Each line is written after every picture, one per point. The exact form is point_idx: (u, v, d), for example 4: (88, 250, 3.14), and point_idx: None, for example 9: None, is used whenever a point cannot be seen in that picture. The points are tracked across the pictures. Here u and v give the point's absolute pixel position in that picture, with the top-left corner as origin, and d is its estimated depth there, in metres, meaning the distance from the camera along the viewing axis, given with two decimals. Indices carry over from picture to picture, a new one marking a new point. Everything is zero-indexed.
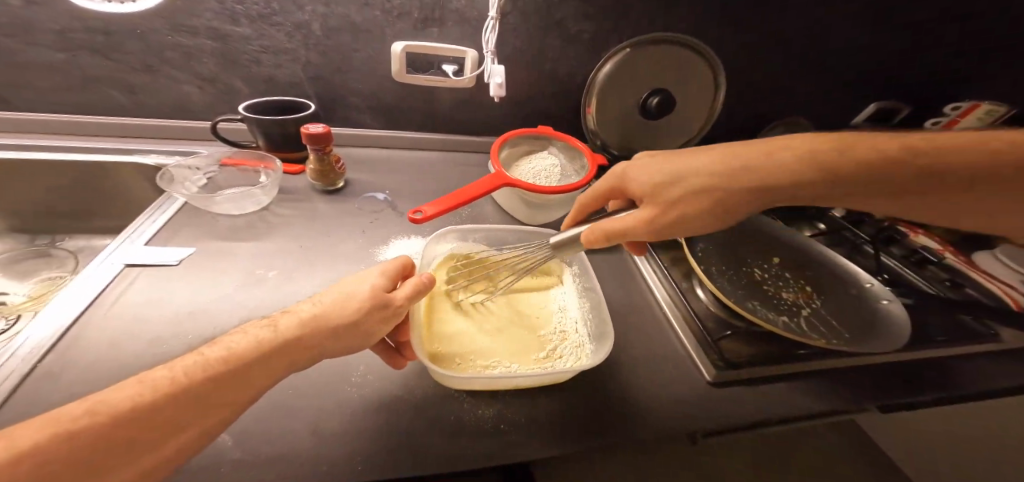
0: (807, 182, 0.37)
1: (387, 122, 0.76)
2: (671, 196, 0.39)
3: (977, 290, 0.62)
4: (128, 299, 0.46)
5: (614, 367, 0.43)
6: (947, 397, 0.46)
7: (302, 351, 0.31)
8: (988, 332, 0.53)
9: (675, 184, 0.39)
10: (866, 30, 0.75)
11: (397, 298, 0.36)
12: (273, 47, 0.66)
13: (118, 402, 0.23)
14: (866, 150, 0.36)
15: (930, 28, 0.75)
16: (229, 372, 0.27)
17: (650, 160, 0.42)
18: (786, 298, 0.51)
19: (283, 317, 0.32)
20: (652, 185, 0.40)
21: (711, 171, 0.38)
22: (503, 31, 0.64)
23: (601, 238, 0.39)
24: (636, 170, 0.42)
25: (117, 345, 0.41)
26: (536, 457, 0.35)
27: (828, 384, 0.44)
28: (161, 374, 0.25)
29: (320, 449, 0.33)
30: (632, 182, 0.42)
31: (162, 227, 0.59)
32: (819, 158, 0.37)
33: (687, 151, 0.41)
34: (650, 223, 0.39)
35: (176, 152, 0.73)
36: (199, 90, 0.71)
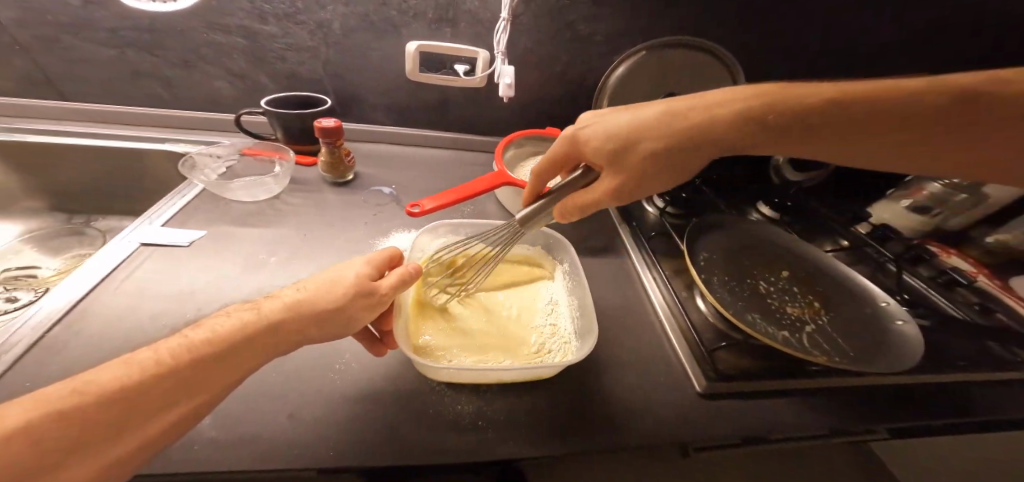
0: (764, 130, 0.35)
1: (400, 119, 0.78)
2: (631, 161, 0.37)
3: (1008, 314, 0.59)
4: (136, 277, 0.48)
5: (601, 371, 0.42)
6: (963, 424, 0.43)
7: (287, 337, 0.31)
8: (1014, 360, 0.49)
9: (632, 146, 0.37)
10: (896, 39, 0.72)
11: (382, 286, 0.36)
12: (295, 45, 0.68)
13: (105, 382, 0.23)
14: (820, 94, 0.34)
15: (966, 37, 0.71)
16: (216, 355, 0.27)
17: (601, 120, 0.40)
18: (790, 312, 0.48)
19: (267, 301, 0.32)
20: (611, 150, 0.38)
21: (667, 129, 0.36)
22: (515, 33, 0.65)
23: (573, 211, 0.41)
24: (591, 132, 0.40)
25: (121, 320, 0.42)
26: (511, 457, 0.33)
27: (835, 406, 0.41)
28: (146, 355, 0.25)
29: (295, 432, 0.33)
30: (585, 147, 0.40)
31: (180, 210, 0.61)
32: (766, 106, 0.34)
33: (641, 106, 0.38)
34: (610, 190, 0.39)
35: (201, 142, 0.76)
36: (227, 84, 0.75)
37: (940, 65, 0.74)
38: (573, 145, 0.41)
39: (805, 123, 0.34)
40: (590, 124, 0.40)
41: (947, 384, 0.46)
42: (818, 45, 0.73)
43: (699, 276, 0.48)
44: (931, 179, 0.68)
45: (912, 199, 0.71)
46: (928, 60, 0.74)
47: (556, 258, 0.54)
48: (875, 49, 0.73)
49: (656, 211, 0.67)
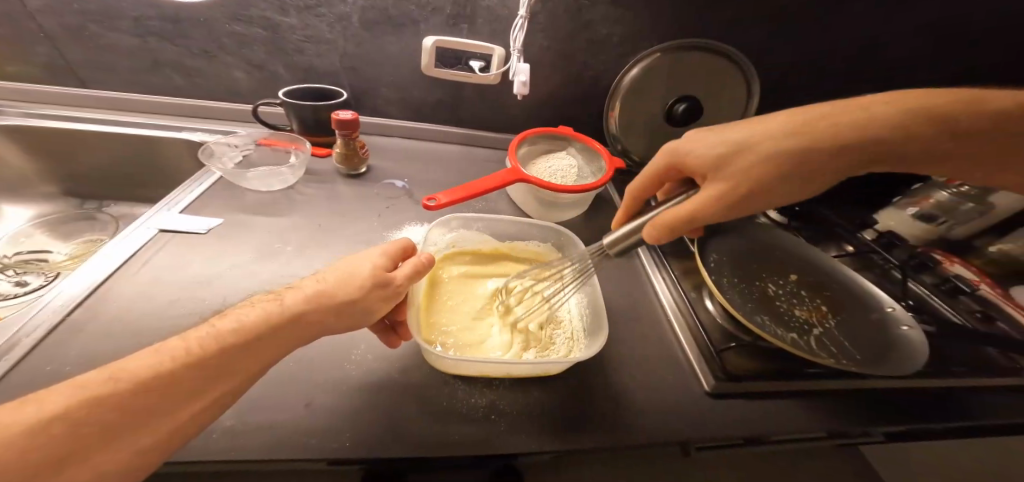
0: (811, 160, 0.36)
1: (414, 113, 0.79)
2: (732, 172, 0.37)
3: (1008, 324, 0.58)
4: (155, 263, 0.49)
5: (609, 371, 0.42)
6: (962, 427, 0.43)
7: (310, 327, 0.32)
8: (1013, 366, 0.49)
9: (742, 155, 0.37)
10: (915, 45, 0.71)
11: (396, 277, 0.37)
12: (315, 38, 0.69)
13: (137, 370, 0.25)
14: (839, 129, 0.35)
15: (983, 44, 0.71)
16: (242, 344, 0.28)
17: (703, 137, 0.40)
18: (798, 315, 0.49)
19: (289, 292, 0.33)
20: (717, 156, 0.38)
21: (781, 141, 0.36)
22: (532, 31, 0.65)
23: (665, 231, 0.39)
24: (691, 145, 0.40)
25: (140, 304, 0.43)
26: (521, 451, 0.34)
27: (843, 409, 0.41)
28: (175, 344, 0.27)
29: (312, 419, 0.34)
30: (687, 157, 0.40)
31: (197, 198, 0.63)
32: (800, 139, 0.36)
33: (743, 123, 0.39)
34: (719, 202, 0.38)
35: (217, 131, 0.78)
36: (245, 75, 0.76)
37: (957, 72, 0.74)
38: (672, 157, 0.42)
39: (841, 153, 0.36)
40: (689, 140, 0.41)
41: (951, 390, 0.46)
42: (838, 49, 0.72)
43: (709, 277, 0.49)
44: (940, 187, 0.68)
45: (918, 207, 0.70)
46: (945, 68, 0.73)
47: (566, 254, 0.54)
48: (892, 55, 0.73)
49: None
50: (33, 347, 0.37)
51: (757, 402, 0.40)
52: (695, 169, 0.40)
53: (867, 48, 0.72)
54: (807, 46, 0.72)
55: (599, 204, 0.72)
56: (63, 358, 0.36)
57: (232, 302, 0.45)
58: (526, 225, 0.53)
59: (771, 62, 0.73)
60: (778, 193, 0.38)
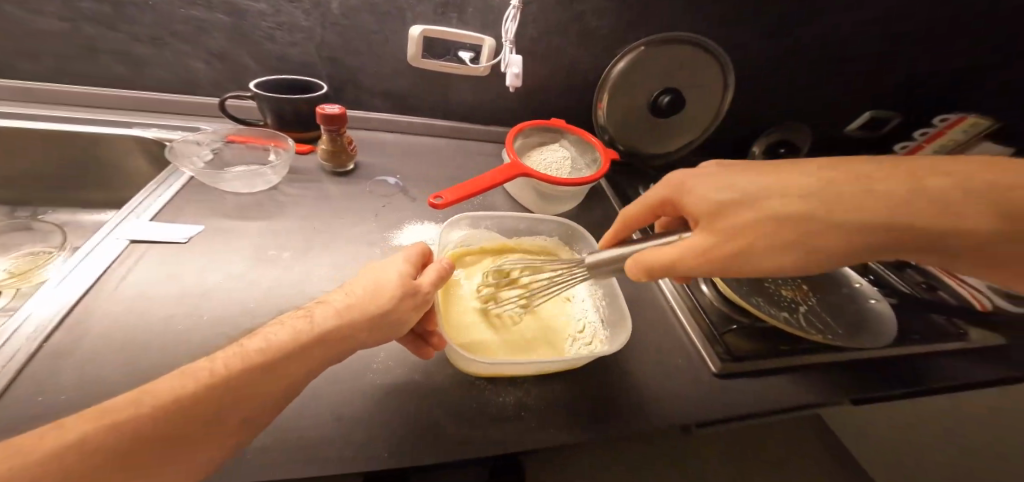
0: (827, 226, 0.30)
1: (399, 106, 0.76)
2: (730, 224, 0.33)
3: (948, 292, 0.66)
4: (134, 278, 0.45)
5: (623, 363, 0.45)
6: (920, 391, 0.50)
7: (338, 343, 0.31)
8: (955, 332, 0.57)
9: (745, 207, 0.33)
10: (868, 39, 0.78)
11: (423, 285, 0.36)
12: (288, 25, 0.65)
13: (162, 392, 0.24)
14: (872, 198, 0.30)
15: (921, 38, 0.79)
16: (265, 364, 0.27)
17: (714, 175, 0.36)
18: (785, 295, 0.54)
19: (317, 307, 0.32)
20: (717, 203, 0.34)
21: (795, 195, 0.32)
22: (522, 22, 0.65)
23: (645, 271, 0.35)
24: (696, 181, 0.37)
25: (128, 324, 0.40)
26: (553, 444, 0.36)
27: (822, 379, 0.47)
28: (201, 366, 0.26)
29: (344, 434, 0.34)
30: (689, 196, 0.37)
31: (168, 203, 0.57)
32: (834, 197, 0.31)
33: (762, 169, 0.34)
34: (707, 252, 0.33)
35: (178, 127, 0.71)
36: (206, 64, 0.69)
37: (899, 63, 0.83)
38: (672, 190, 0.39)
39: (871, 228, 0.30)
40: (688, 178, 0.38)
41: (907, 357, 0.53)
42: (804, 42, 0.77)
43: None
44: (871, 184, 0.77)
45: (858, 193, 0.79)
46: (890, 60, 0.82)
47: (573, 247, 0.56)
48: (850, 48, 0.79)
49: None
50: (12, 380, 0.33)
51: (748, 379, 0.45)
52: (687, 205, 0.37)
53: (828, 42, 0.78)
54: (778, 39, 0.76)
55: (592, 195, 0.74)
56: (56, 387, 0.33)
57: (234, 314, 0.43)
58: (533, 221, 0.56)
59: (746, 54, 0.77)
60: (780, 259, 0.32)
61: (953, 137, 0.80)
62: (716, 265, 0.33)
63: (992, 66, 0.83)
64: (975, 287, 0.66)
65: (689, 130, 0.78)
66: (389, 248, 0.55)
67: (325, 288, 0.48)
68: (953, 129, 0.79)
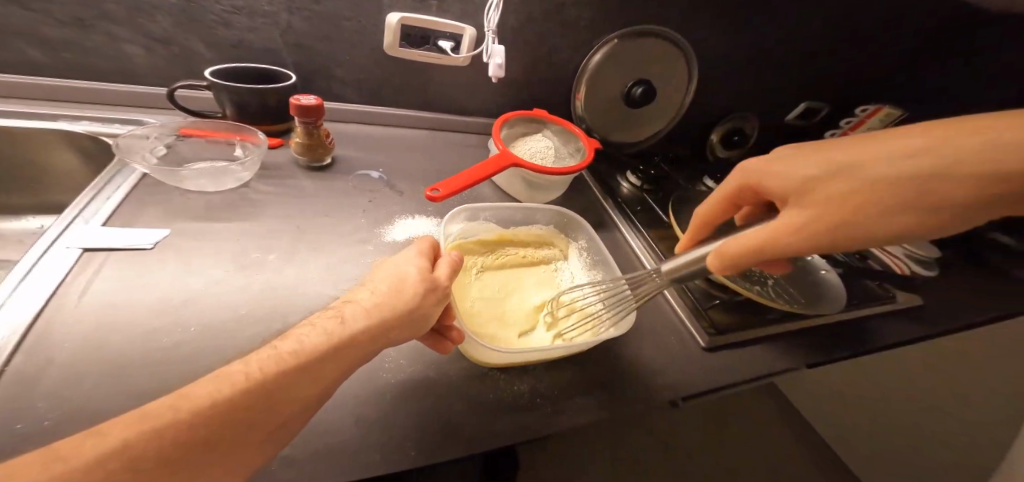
0: (928, 182, 0.30)
1: (374, 97, 0.73)
2: (815, 201, 0.34)
3: (877, 261, 0.76)
4: (99, 287, 0.41)
5: (619, 351, 0.50)
6: (864, 351, 0.58)
7: (368, 344, 0.31)
8: (886, 295, 0.67)
9: (828, 181, 0.33)
10: (814, 39, 0.86)
11: (440, 279, 0.37)
12: (247, 8, 0.59)
13: (199, 397, 0.23)
14: (973, 145, 0.29)
15: (860, 40, 0.88)
16: (302, 366, 0.27)
17: (777, 160, 0.38)
18: (754, 270, 0.62)
19: (347, 307, 0.32)
20: (796, 185, 0.35)
21: (890, 156, 0.32)
22: (504, 12, 0.65)
23: (730, 261, 0.35)
24: (771, 168, 0.38)
25: (106, 340, 0.37)
26: (566, 426, 0.41)
27: (779, 346, 0.55)
28: (236, 369, 0.25)
29: (369, 437, 0.35)
30: (767, 180, 0.38)
31: (120, 205, 0.52)
32: (934, 151, 0.30)
33: (838, 143, 0.35)
34: (794, 231, 0.34)
35: (115, 120, 0.62)
36: (146, 51, 0.61)
37: (840, 64, 0.92)
38: (749, 176, 0.41)
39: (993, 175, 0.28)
40: (761, 166, 0.40)
41: (851, 321, 0.62)
42: (762, 41, 0.83)
43: None
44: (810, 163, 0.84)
45: None
46: (833, 60, 0.91)
47: (568, 234, 0.62)
48: (800, 48, 0.87)
49: (631, 187, 0.78)
50: None
51: (723, 354, 0.52)
52: (769, 186, 0.38)
53: (782, 42, 0.85)
54: (740, 38, 0.81)
55: (575, 185, 0.78)
56: (33, 411, 0.30)
57: (228, 319, 0.41)
58: (528, 211, 0.59)
59: (711, 51, 0.82)
60: (889, 224, 0.32)
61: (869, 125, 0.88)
62: (836, 239, 0.33)
63: (909, 68, 0.95)
64: (893, 254, 0.76)
65: (658, 119, 0.83)
66: (382, 244, 0.57)
67: (322, 288, 0.49)
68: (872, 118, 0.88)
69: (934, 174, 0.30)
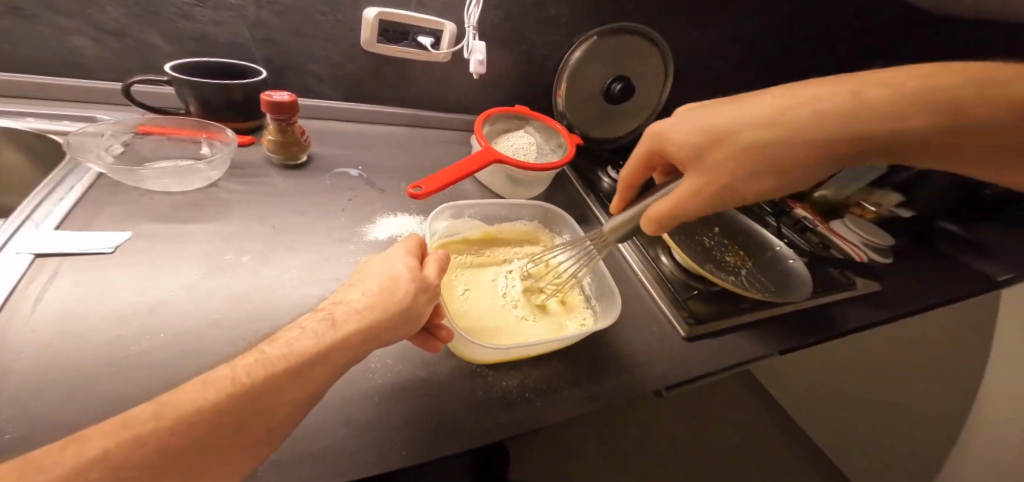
0: (795, 144, 0.34)
1: (351, 93, 0.71)
2: (708, 165, 0.37)
3: (840, 250, 0.80)
4: (56, 295, 0.40)
5: (604, 343, 0.51)
6: (831, 335, 0.62)
7: (359, 346, 0.30)
8: (848, 282, 0.71)
9: (720, 144, 0.37)
10: (782, 40, 0.90)
11: (430, 278, 0.37)
12: (211, 0, 0.55)
13: (183, 403, 0.22)
14: (819, 109, 0.34)
15: (824, 41, 0.92)
16: (292, 369, 0.26)
17: (686, 119, 0.40)
18: (729, 261, 0.65)
19: (338, 309, 0.32)
20: (696, 148, 0.38)
21: (765, 119, 0.35)
22: (484, 8, 0.64)
23: (652, 224, 0.41)
24: (674, 131, 0.40)
25: (67, 350, 0.36)
26: (556, 418, 0.41)
27: (754, 331, 0.58)
28: (222, 374, 0.24)
29: (357, 438, 0.34)
30: (669, 143, 0.40)
31: (74, 206, 0.49)
32: (794, 114, 0.34)
33: (735, 102, 0.38)
34: (695, 193, 0.38)
35: (65, 117, 0.58)
36: (97, 43, 0.56)
37: (806, 63, 0.96)
38: (654, 141, 0.42)
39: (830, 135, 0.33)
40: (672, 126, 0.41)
41: (818, 307, 0.65)
42: (734, 41, 0.86)
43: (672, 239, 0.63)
44: None
45: None
46: (800, 60, 0.95)
47: (552, 229, 0.62)
48: (769, 48, 0.90)
49: (612, 182, 0.79)
50: None
51: (702, 342, 0.54)
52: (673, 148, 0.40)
53: (752, 42, 0.88)
54: (714, 37, 0.84)
55: (557, 181, 0.78)
56: None
57: (200, 327, 0.41)
58: (513, 208, 0.59)
59: (687, 50, 0.84)
60: (763, 182, 0.36)
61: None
62: (722, 197, 0.37)
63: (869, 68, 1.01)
64: (853, 243, 0.81)
65: (637, 115, 0.85)
66: (364, 243, 0.55)
67: (302, 290, 0.48)
68: None
69: (794, 136, 0.34)
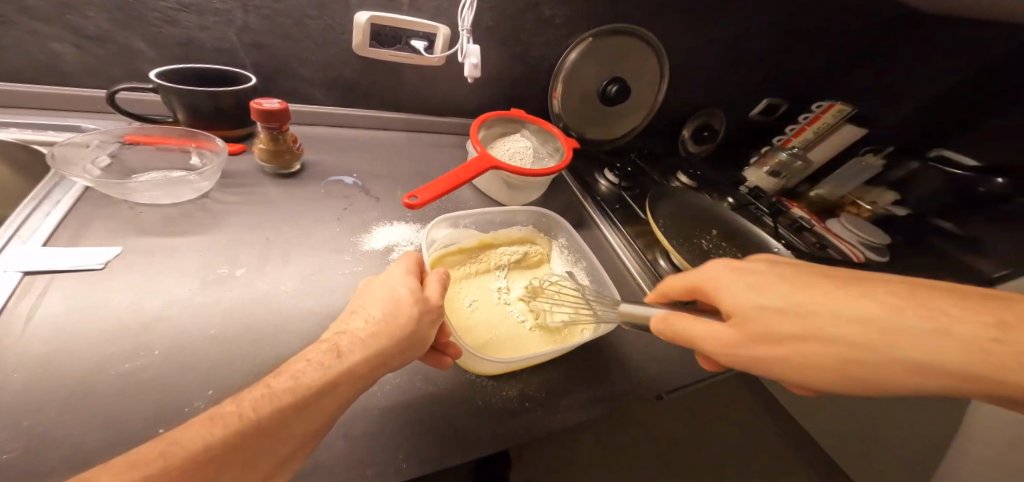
0: (805, 347, 0.29)
1: (344, 98, 0.70)
2: (753, 330, 0.31)
3: (837, 250, 0.80)
4: (49, 315, 0.39)
5: (603, 349, 0.51)
6: None
7: (365, 375, 0.31)
8: None
9: (777, 321, 0.30)
10: (780, 37, 0.89)
11: (432, 299, 0.36)
12: (195, 5, 0.53)
13: (189, 441, 0.22)
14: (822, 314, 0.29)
15: (822, 39, 0.92)
16: (298, 402, 0.26)
17: (751, 287, 0.32)
18: None
19: (343, 339, 0.31)
20: (754, 309, 0.31)
21: (810, 316, 0.29)
22: (478, 10, 0.63)
23: (671, 333, 0.36)
24: (735, 275, 0.33)
25: (62, 375, 0.35)
26: (555, 426, 0.42)
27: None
28: (229, 410, 0.25)
29: (357, 451, 0.35)
30: (725, 288, 0.33)
31: (63, 221, 0.48)
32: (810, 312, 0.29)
33: (800, 279, 0.31)
34: (725, 350, 0.33)
35: (49, 127, 0.56)
36: (79, 50, 0.54)
37: (803, 61, 0.95)
38: (707, 272, 0.35)
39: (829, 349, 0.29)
40: (728, 277, 0.34)
41: None
42: (731, 39, 0.86)
43: (669, 243, 0.63)
44: (779, 151, 0.93)
45: (767, 165, 0.94)
46: (797, 58, 0.94)
47: (550, 235, 0.62)
48: (766, 46, 0.90)
49: (609, 185, 0.79)
50: None
51: None
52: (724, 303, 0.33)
53: (750, 40, 0.87)
54: (711, 36, 0.83)
55: (553, 183, 0.78)
56: None
57: (196, 346, 0.40)
58: (510, 214, 0.59)
59: (684, 49, 0.83)
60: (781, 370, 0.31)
61: (808, 134, 0.92)
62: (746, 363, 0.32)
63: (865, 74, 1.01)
64: (849, 242, 0.82)
65: (633, 116, 0.85)
66: (360, 253, 0.55)
67: (299, 302, 0.47)
68: (824, 115, 0.88)
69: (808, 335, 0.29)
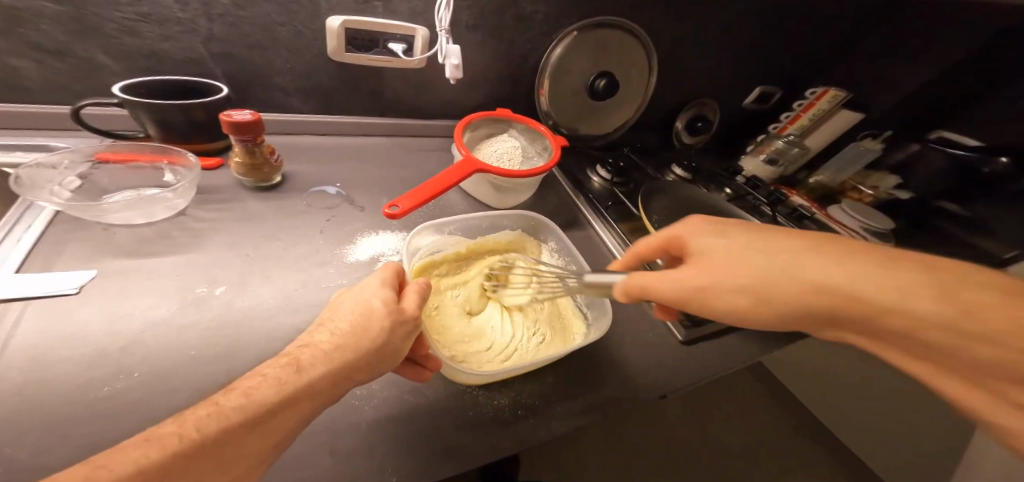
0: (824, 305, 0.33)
1: (322, 105, 0.68)
2: (714, 261, 0.35)
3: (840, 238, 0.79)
4: (22, 341, 0.37)
5: (601, 353, 0.49)
6: None
7: (327, 392, 0.29)
8: None
9: (723, 258, 0.35)
10: (772, 23, 0.86)
11: (408, 310, 0.35)
12: (155, 15, 0.51)
13: (121, 464, 0.20)
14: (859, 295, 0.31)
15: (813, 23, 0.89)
16: (249, 421, 0.25)
17: (717, 235, 0.37)
18: None
19: (304, 353, 0.30)
20: (711, 247, 0.36)
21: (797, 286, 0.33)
22: (455, 9, 0.61)
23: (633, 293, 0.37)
24: (697, 233, 0.38)
25: (30, 408, 0.33)
26: (550, 435, 0.40)
27: (744, 337, 0.57)
28: (169, 430, 0.23)
29: (344, 470, 0.33)
30: (692, 241, 0.38)
31: (34, 245, 0.46)
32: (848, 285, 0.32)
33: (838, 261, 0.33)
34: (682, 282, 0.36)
35: (18, 147, 0.53)
36: (40, 65, 0.52)
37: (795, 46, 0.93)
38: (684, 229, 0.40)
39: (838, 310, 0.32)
40: (698, 227, 0.39)
41: None
42: (720, 27, 0.83)
43: None
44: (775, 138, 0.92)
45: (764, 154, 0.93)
46: (788, 43, 0.92)
47: (538, 237, 0.61)
48: (756, 33, 0.87)
49: (602, 181, 0.78)
50: None
51: (700, 346, 0.53)
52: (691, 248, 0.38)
53: (740, 26, 0.84)
54: (700, 24, 0.80)
55: (544, 182, 0.76)
56: None
57: (176, 369, 0.38)
58: (496, 218, 0.58)
59: (672, 41, 0.81)
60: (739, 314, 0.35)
61: (804, 121, 0.89)
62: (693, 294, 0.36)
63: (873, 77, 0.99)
64: (851, 229, 0.81)
65: (622, 110, 0.83)
66: (345, 265, 0.53)
67: (282, 320, 0.45)
68: (819, 101, 0.86)
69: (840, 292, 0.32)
